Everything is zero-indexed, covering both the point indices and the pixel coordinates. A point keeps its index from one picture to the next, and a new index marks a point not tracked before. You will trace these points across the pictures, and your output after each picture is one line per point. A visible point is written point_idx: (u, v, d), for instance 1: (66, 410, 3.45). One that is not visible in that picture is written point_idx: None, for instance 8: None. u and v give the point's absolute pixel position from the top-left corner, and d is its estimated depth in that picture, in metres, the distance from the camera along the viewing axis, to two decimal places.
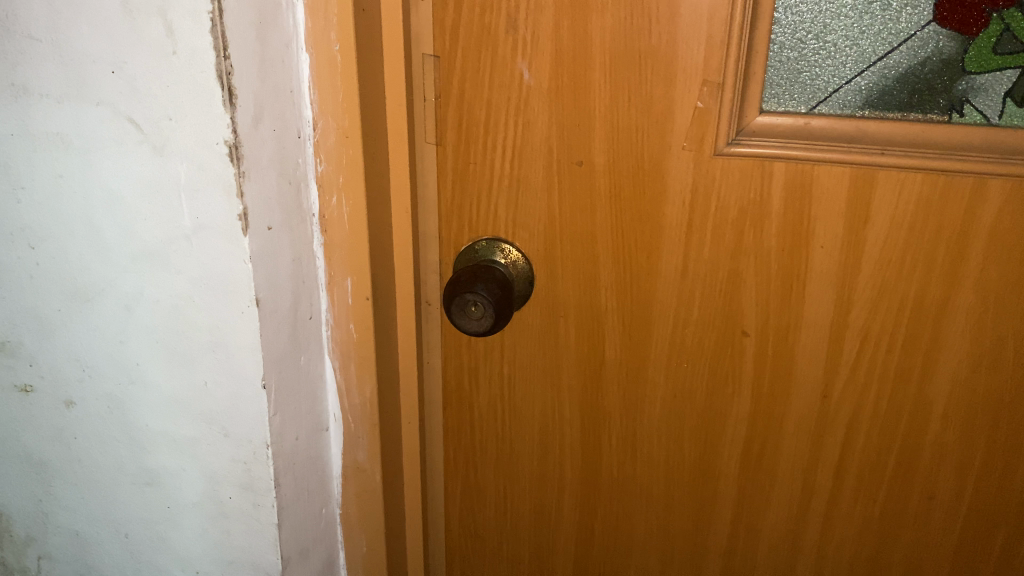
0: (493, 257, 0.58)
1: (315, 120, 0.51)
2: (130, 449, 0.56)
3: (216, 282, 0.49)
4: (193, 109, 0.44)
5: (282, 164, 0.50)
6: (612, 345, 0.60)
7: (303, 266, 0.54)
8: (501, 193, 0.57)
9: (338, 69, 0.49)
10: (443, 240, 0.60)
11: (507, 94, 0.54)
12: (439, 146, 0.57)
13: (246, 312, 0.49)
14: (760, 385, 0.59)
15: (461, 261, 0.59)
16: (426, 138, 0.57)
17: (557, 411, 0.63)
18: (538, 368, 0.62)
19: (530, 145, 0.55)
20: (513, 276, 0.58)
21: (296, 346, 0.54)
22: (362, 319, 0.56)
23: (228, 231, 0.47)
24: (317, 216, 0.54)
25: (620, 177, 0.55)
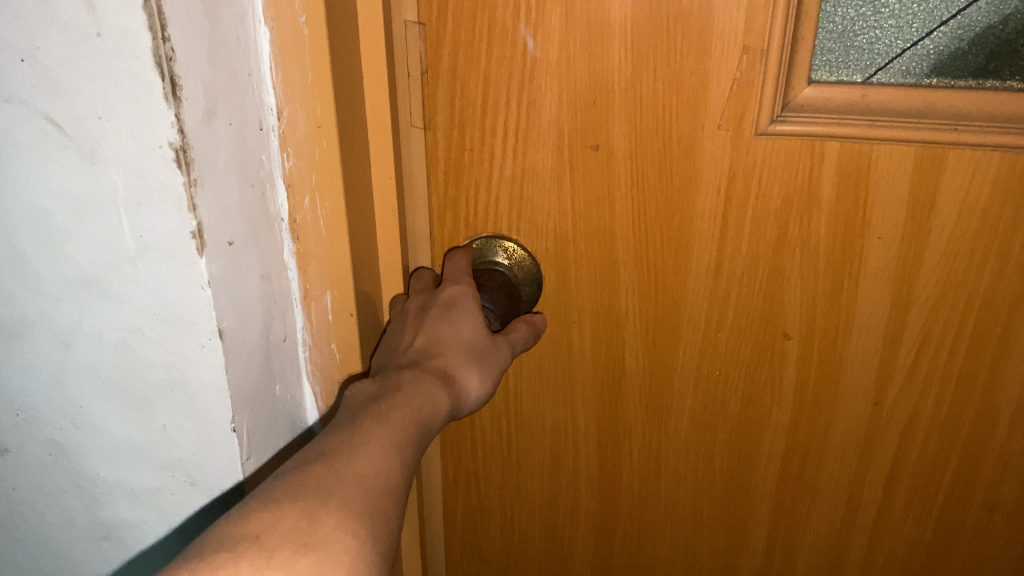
0: (495, 260, 0.51)
1: (279, 107, 0.42)
2: (83, 502, 0.48)
3: (169, 315, 0.40)
4: (125, 108, 0.35)
5: (243, 164, 0.41)
6: (633, 352, 0.52)
7: (272, 283, 0.45)
8: (500, 184, 0.49)
9: (307, 47, 0.40)
10: (435, 239, 0.52)
11: (508, 68, 0.46)
12: (428, 131, 0.48)
13: (209, 344, 0.40)
14: (802, 393, 0.52)
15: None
16: (413, 122, 0.48)
17: (570, 425, 0.55)
18: (548, 378, 0.54)
19: (536, 128, 0.47)
20: (518, 279, 0.51)
21: (271, 377, 0.46)
22: (346, 338, 0.48)
23: (181, 251, 0.38)
24: (288, 221, 0.45)
25: (643, 163, 0.47)
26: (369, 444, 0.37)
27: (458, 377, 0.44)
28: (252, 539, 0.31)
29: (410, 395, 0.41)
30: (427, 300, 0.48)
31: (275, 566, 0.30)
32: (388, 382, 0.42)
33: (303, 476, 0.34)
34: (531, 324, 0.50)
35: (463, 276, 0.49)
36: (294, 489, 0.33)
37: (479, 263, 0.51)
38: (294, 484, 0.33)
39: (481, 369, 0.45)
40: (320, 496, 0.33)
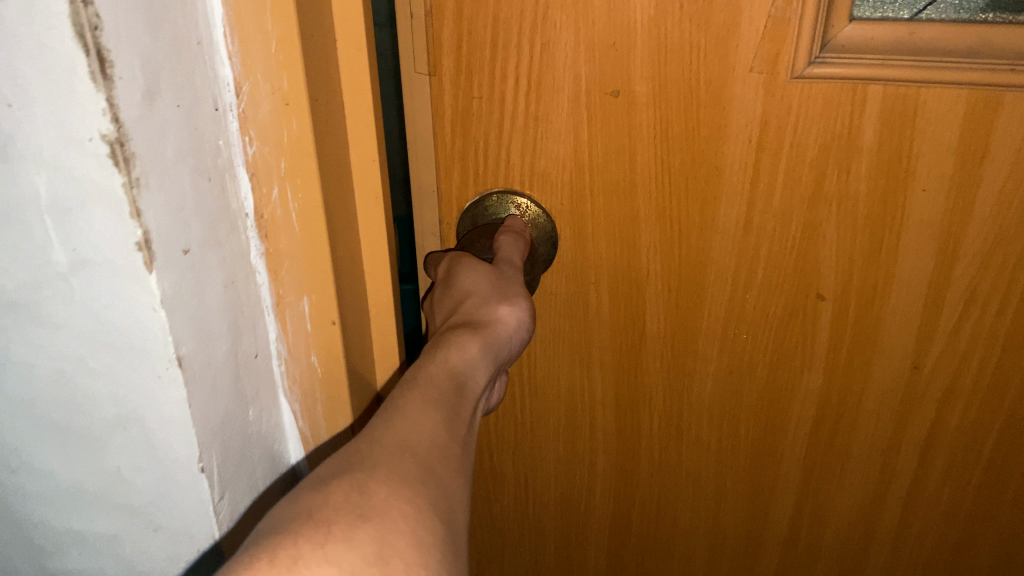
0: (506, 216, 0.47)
1: (238, 83, 0.37)
2: (25, 552, 0.44)
3: (116, 344, 0.34)
4: (40, 91, 0.28)
5: (196, 154, 0.35)
6: (654, 315, 0.49)
7: (239, 289, 0.40)
8: (512, 135, 0.45)
9: (267, 6, 0.35)
10: (442, 196, 0.48)
11: (520, 6, 0.42)
12: (433, 78, 0.44)
13: (165, 376, 0.35)
14: (835, 359, 0.48)
15: (467, 221, 0.48)
16: (417, 68, 0.44)
17: (586, 391, 0.52)
18: (563, 342, 0.51)
19: (550, 73, 0.43)
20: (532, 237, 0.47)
21: (241, 398, 0.41)
22: (328, 347, 0.45)
23: (123, 268, 0.32)
24: (252, 215, 0.40)
25: (668, 110, 0.43)
26: (406, 410, 0.35)
27: (481, 317, 0.42)
28: (307, 520, 0.29)
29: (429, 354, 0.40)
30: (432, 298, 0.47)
31: (336, 539, 0.28)
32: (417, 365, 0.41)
33: (340, 460, 0.32)
34: (511, 229, 0.46)
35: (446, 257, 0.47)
36: (336, 472, 0.31)
37: (489, 220, 0.48)
38: (336, 465, 0.32)
39: (506, 303, 0.42)
40: (365, 461, 0.32)
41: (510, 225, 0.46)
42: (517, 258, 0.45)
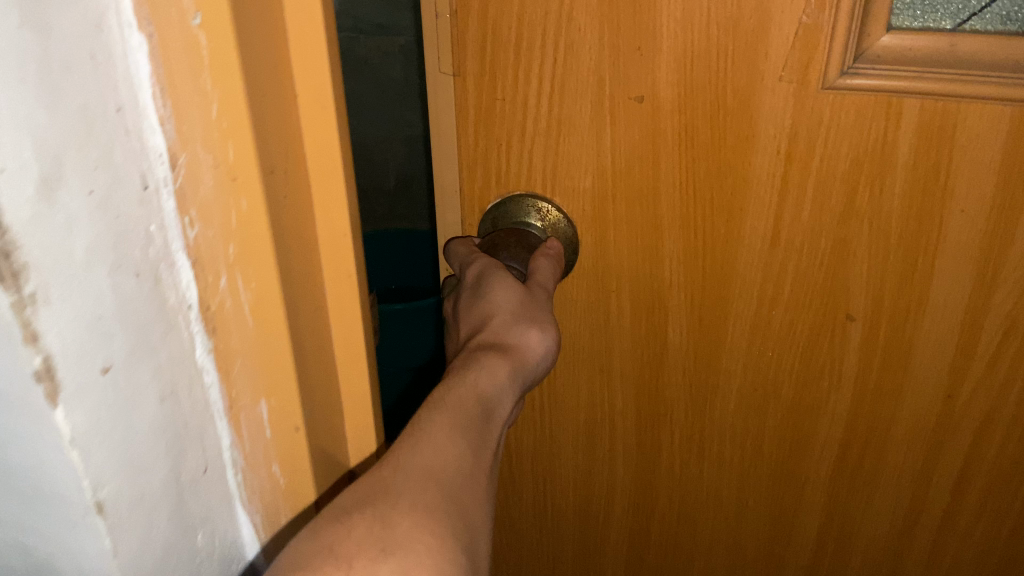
0: (525, 221, 0.47)
1: (174, 154, 0.29)
2: None
3: (29, 473, 0.26)
4: None
5: (118, 246, 0.26)
6: (677, 326, 0.48)
7: (175, 406, 0.31)
8: (535, 137, 0.44)
9: (206, 62, 0.28)
10: (466, 196, 0.47)
11: (545, 6, 0.41)
12: (457, 78, 0.44)
13: (84, 521, 0.27)
14: (864, 382, 0.46)
15: (488, 224, 0.47)
16: (441, 67, 0.44)
17: (606, 401, 0.51)
18: (583, 349, 0.50)
19: (574, 75, 0.42)
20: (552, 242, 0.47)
21: (186, 528, 0.32)
22: (293, 447, 0.38)
23: (23, 404, 0.24)
24: (194, 304, 0.32)
25: (694, 117, 0.42)
26: (431, 432, 0.35)
27: (510, 339, 0.42)
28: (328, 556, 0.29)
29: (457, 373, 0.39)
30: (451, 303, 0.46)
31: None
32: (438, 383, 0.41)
33: (362, 488, 0.32)
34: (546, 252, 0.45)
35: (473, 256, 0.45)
36: (357, 503, 0.31)
37: (508, 223, 0.47)
38: (358, 493, 0.32)
39: (536, 328, 0.42)
40: (389, 494, 0.31)
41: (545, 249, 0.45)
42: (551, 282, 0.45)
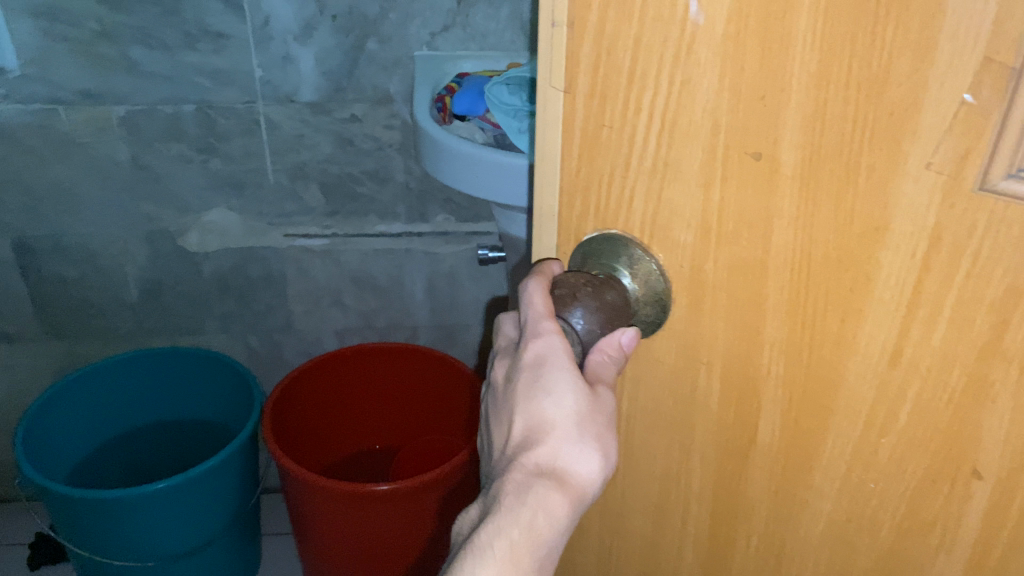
0: (616, 268, 0.42)
1: None
2: None
3: None
4: None
5: None
6: (769, 422, 0.40)
7: None
8: (638, 174, 0.39)
9: None
10: (561, 222, 0.44)
11: (664, 34, 0.35)
12: (567, 96, 0.39)
13: None
14: (983, 553, 0.37)
15: (579, 258, 0.44)
16: (551, 81, 0.40)
17: (682, 478, 0.45)
18: (663, 413, 0.44)
19: (688, 115, 0.36)
20: (638, 298, 0.42)
21: None
22: None
23: None
24: None
25: (815, 192, 0.34)
26: None
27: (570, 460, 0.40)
28: None
29: (512, 509, 0.39)
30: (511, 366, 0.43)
31: None
32: (491, 497, 0.41)
33: None
34: (602, 348, 0.42)
35: (545, 322, 0.41)
36: None
37: (600, 265, 0.43)
38: None
39: (600, 450, 0.41)
40: None
41: (609, 340, 0.42)
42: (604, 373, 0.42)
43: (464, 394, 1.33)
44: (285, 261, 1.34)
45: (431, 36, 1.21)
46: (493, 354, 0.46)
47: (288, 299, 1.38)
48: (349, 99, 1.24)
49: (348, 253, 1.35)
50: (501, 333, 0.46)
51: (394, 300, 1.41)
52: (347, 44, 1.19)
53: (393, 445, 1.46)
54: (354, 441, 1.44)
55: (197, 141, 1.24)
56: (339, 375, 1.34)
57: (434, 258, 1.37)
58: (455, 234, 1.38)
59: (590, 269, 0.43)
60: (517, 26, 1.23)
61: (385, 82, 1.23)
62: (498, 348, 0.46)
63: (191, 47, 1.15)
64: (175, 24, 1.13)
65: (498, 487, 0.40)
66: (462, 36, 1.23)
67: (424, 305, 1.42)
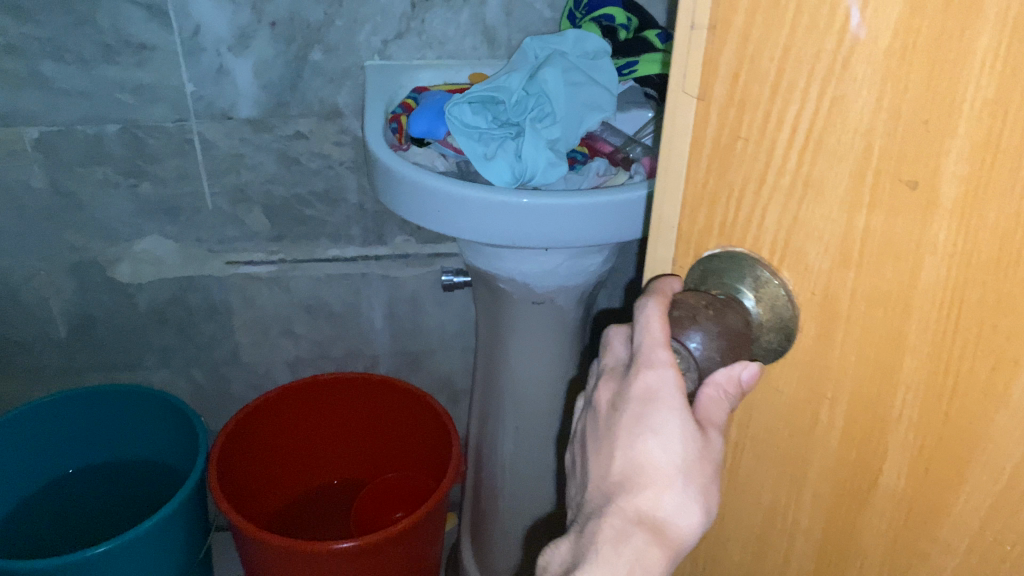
0: (739, 289, 0.38)
1: None
2: None
3: None
4: None
5: None
6: (894, 468, 0.36)
7: None
8: (774, 192, 0.35)
9: None
10: (681, 235, 0.40)
11: (817, 46, 0.31)
12: (701, 103, 0.36)
13: None
14: None
15: (697, 273, 0.40)
16: (686, 87, 0.36)
17: (791, 513, 0.42)
18: (774, 444, 0.41)
19: (836, 134, 0.32)
20: (761, 323, 0.38)
21: None
22: None
23: None
24: None
25: (976, 228, 0.29)
26: None
27: (671, 513, 0.39)
28: None
29: (612, 558, 0.39)
30: (617, 392, 0.42)
31: None
32: (590, 537, 0.41)
33: None
34: (718, 384, 0.39)
35: (659, 351, 0.39)
36: None
37: (721, 283, 0.39)
38: None
39: (700, 501, 0.39)
40: None
41: (729, 374, 0.39)
42: (716, 408, 0.39)
43: (427, 424, 1.23)
44: (227, 290, 1.21)
45: (382, 43, 1.02)
46: (600, 368, 0.45)
47: (234, 329, 1.25)
48: (293, 114, 1.07)
49: (299, 280, 1.20)
50: (610, 351, 0.45)
51: (351, 329, 1.27)
52: (288, 54, 1.02)
53: (360, 477, 1.35)
54: (317, 477, 1.33)
55: (123, 164, 1.08)
56: (286, 410, 1.23)
57: (394, 283, 1.21)
58: (415, 256, 1.21)
59: (710, 287, 0.40)
60: (480, 31, 1.02)
61: (333, 94, 1.05)
62: (606, 364, 0.44)
63: (109, 60, 0.99)
64: (90, 35, 0.97)
65: (595, 526, 0.41)
66: (418, 44, 1.03)
67: (385, 332, 1.27)
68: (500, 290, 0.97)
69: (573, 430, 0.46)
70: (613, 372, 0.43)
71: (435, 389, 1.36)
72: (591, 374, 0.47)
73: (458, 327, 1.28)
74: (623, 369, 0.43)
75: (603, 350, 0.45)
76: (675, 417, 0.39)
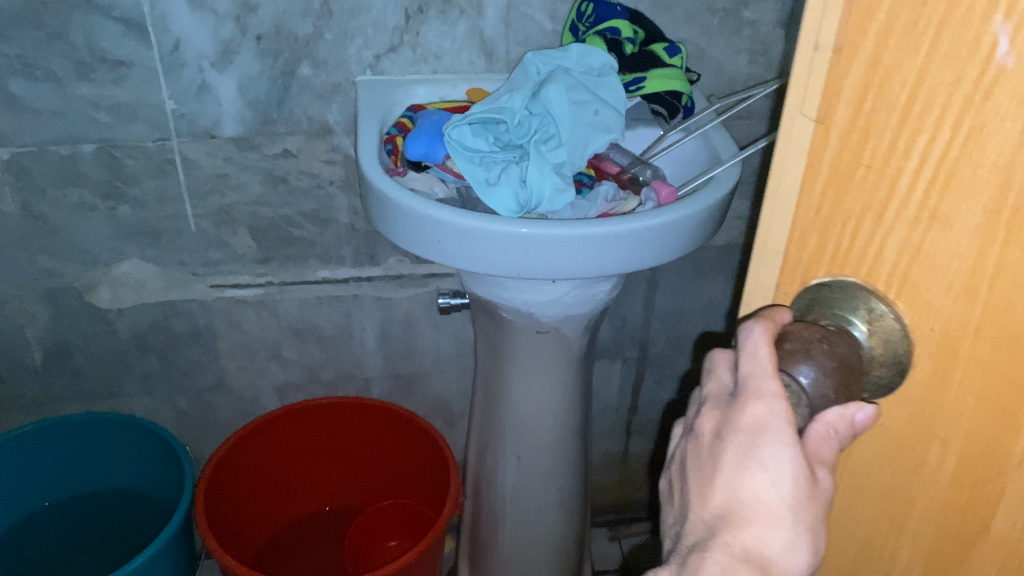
0: (851, 321, 0.35)
1: None
2: None
3: None
4: None
5: None
6: (1013, 510, 0.33)
7: None
8: (896, 223, 0.31)
9: None
10: (787, 262, 0.37)
11: (956, 73, 0.28)
12: (819, 128, 0.32)
13: None
14: None
15: (802, 302, 0.37)
16: (804, 109, 0.33)
17: (884, 556, 0.39)
18: (876, 486, 0.38)
19: (972, 168, 0.28)
20: (872, 359, 0.35)
21: None
22: None
23: None
24: None
25: None
26: None
27: (777, 556, 0.36)
28: None
29: None
30: (720, 422, 0.39)
31: None
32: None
33: None
34: (829, 422, 0.36)
35: (766, 382, 0.36)
36: None
37: (829, 313, 0.36)
38: None
39: (809, 543, 0.36)
40: None
41: (843, 413, 0.35)
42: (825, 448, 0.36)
43: (424, 450, 1.19)
44: (212, 314, 1.16)
45: (375, 58, 0.98)
46: (702, 394, 0.42)
47: (219, 355, 1.20)
48: (280, 132, 1.02)
49: (287, 303, 1.17)
50: (714, 376, 0.41)
51: (342, 351, 1.23)
52: (275, 70, 0.97)
53: (352, 505, 1.31)
54: (307, 504, 1.29)
55: (100, 187, 1.03)
56: (276, 437, 1.18)
57: (387, 305, 1.18)
58: (409, 277, 1.17)
59: (817, 316, 0.36)
60: (477, 44, 0.98)
61: (322, 110, 1.01)
62: (709, 391, 0.41)
63: (84, 78, 0.94)
64: (63, 51, 0.92)
65: (698, 561, 0.38)
66: (412, 58, 0.99)
67: (377, 354, 1.23)
68: (503, 319, 0.93)
69: (671, 454, 0.44)
70: (716, 401, 0.40)
71: (428, 410, 1.32)
72: (692, 397, 0.44)
73: (452, 348, 1.25)
74: (726, 398, 0.39)
75: (706, 375, 0.42)
76: (786, 454, 0.35)
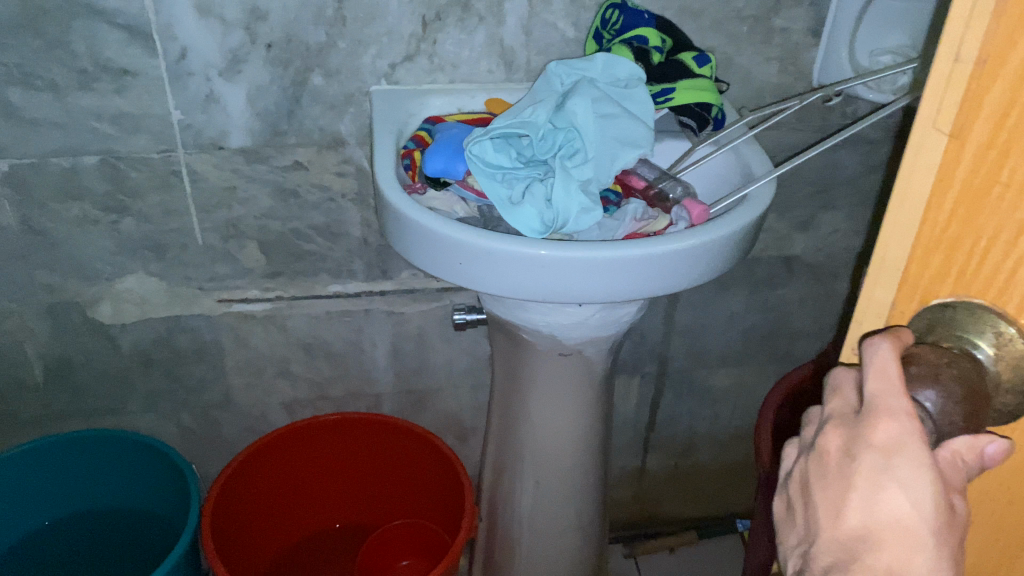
0: (976, 343, 0.34)
1: None
2: None
3: None
4: None
5: None
6: None
7: None
8: None
9: None
10: (903, 280, 0.36)
11: None
12: (952, 141, 0.32)
13: None
14: None
15: (923, 322, 0.36)
16: (937, 124, 0.32)
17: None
18: (1004, 511, 0.37)
19: None
20: (996, 384, 0.33)
21: None
22: None
23: None
24: None
25: None
26: None
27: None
28: None
29: None
30: (843, 443, 0.36)
31: None
32: None
33: None
34: (957, 449, 0.34)
35: (894, 400, 0.34)
36: None
37: (953, 335, 0.34)
38: None
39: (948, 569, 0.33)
40: None
41: (972, 441, 0.34)
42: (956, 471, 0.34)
43: (438, 469, 1.15)
44: (219, 330, 1.12)
45: (390, 67, 0.94)
46: (822, 412, 0.39)
47: (226, 371, 1.17)
48: (291, 143, 0.98)
49: (296, 318, 1.13)
50: (838, 394, 0.38)
51: (352, 367, 1.19)
52: (285, 79, 0.93)
53: (363, 524, 1.27)
54: (317, 522, 1.25)
55: (102, 200, 0.99)
56: (286, 455, 1.15)
57: (399, 319, 1.15)
58: (422, 291, 1.14)
59: (940, 338, 0.35)
60: (496, 53, 0.95)
61: (334, 121, 0.97)
62: (831, 409, 0.38)
63: (85, 88, 0.90)
64: (64, 59, 0.88)
65: None
66: (428, 67, 0.95)
67: (388, 369, 1.20)
68: (523, 341, 0.89)
69: (781, 481, 0.41)
70: (840, 418, 0.37)
71: (440, 426, 1.29)
72: (809, 417, 0.40)
73: (466, 363, 1.22)
74: (853, 416, 0.36)
75: (827, 393, 0.39)
76: (926, 474, 0.33)
